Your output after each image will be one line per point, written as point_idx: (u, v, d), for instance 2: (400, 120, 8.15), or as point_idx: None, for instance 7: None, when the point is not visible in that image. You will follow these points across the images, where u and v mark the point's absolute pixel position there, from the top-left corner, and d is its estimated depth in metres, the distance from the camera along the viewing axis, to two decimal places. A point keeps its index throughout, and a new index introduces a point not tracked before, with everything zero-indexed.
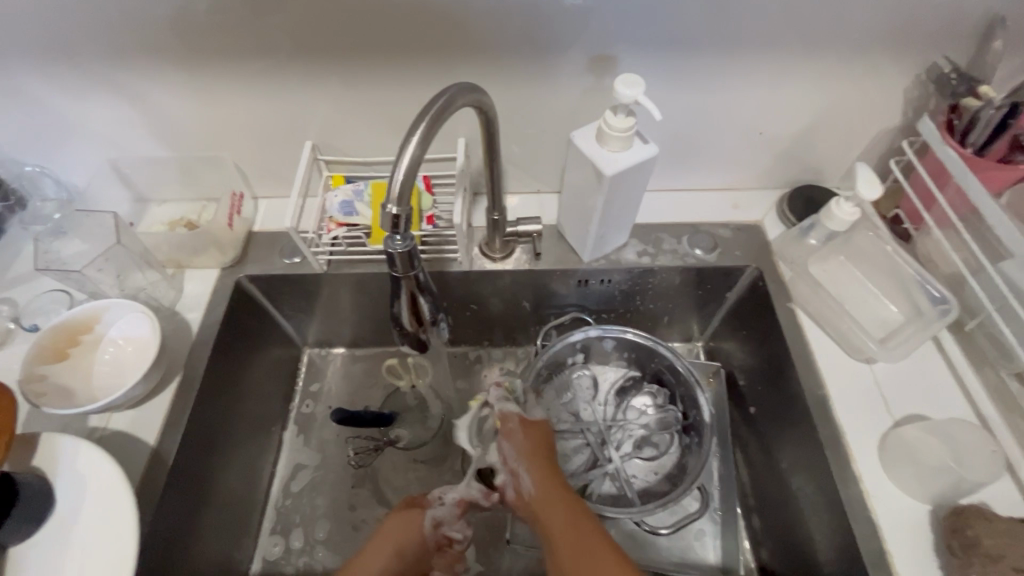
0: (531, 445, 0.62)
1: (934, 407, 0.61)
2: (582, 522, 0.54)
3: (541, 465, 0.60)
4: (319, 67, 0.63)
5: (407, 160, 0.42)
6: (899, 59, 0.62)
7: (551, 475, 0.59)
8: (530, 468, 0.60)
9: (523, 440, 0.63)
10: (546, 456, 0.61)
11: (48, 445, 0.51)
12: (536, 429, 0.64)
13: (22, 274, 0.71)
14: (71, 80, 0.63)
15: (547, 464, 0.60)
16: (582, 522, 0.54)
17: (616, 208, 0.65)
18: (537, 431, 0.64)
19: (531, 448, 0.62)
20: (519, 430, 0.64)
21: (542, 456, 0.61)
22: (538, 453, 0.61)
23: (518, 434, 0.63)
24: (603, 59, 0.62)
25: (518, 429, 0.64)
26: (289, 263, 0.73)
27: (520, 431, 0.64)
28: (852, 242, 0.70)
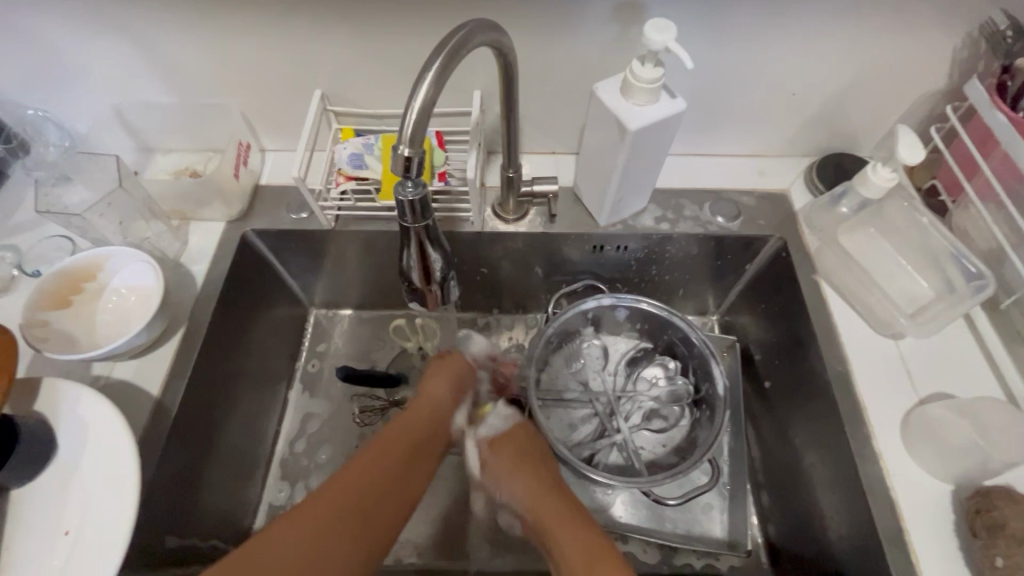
0: (507, 445, 0.59)
1: (962, 387, 0.58)
2: (564, 507, 0.54)
3: (521, 470, 0.57)
4: (329, 9, 0.59)
5: (420, 100, 0.40)
6: (950, 14, 0.58)
7: (533, 482, 0.57)
8: (517, 489, 0.56)
9: (498, 463, 0.58)
10: (528, 454, 0.59)
11: (49, 390, 0.50)
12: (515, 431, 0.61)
13: (25, 220, 0.70)
14: (69, 16, 0.60)
15: (529, 467, 0.57)
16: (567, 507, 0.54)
17: (637, 169, 0.62)
18: (516, 426, 0.61)
19: (511, 465, 0.58)
20: (498, 436, 0.60)
21: (525, 465, 0.58)
22: (521, 459, 0.58)
23: (494, 444, 0.60)
24: (631, 7, 0.58)
25: (491, 438, 0.61)
26: (296, 219, 0.71)
27: (497, 439, 0.60)
28: (882, 214, 0.67)
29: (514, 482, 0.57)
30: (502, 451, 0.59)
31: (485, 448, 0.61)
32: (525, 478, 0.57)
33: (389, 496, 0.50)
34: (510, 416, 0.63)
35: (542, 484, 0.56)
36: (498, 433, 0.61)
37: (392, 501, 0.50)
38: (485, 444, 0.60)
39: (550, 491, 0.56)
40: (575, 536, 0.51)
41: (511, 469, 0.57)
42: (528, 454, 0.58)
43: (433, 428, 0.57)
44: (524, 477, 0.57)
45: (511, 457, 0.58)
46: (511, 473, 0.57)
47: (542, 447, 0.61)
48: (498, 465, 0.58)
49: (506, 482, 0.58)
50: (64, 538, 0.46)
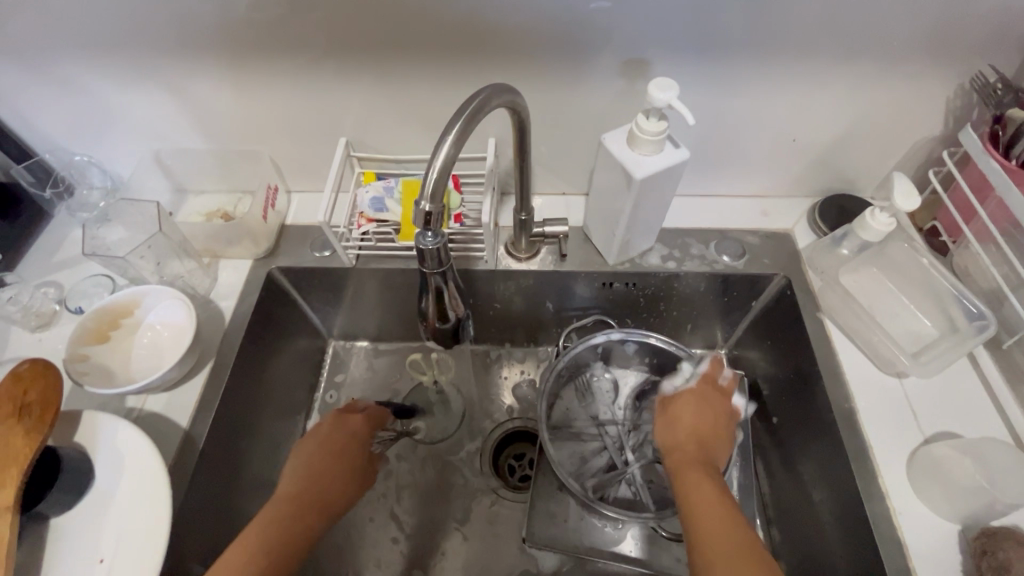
0: (698, 402, 0.59)
1: (968, 426, 0.59)
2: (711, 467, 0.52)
3: (691, 417, 0.58)
4: (357, 66, 0.64)
5: (441, 159, 0.43)
6: (941, 68, 0.61)
7: (689, 440, 0.56)
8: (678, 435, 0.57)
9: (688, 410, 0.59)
10: (707, 414, 0.58)
11: (89, 422, 0.53)
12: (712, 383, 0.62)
13: (67, 258, 0.74)
14: (121, 74, 0.66)
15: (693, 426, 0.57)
16: (710, 476, 0.51)
17: (645, 213, 0.65)
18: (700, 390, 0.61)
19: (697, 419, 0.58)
20: (683, 395, 0.61)
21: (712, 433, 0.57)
22: (707, 427, 0.57)
23: (675, 398, 0.61)
24: (637, 63, 0.62)
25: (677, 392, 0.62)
26: (320, 257, 0.75)
27: (679, 397, 0.61)
28: (884, 254, 0.69)
29: (673, 431, 0.58)
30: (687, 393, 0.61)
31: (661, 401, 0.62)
32: (683, 429, 0.57)
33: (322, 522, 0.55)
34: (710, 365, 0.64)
35: (695, 438, 0.56)
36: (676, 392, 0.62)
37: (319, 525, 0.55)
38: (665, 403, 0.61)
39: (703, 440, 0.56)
40: (712, 492, 0.49)
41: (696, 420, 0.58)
42: (711, 404, 0.59)
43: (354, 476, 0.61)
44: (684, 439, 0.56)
45: (698, 397, 0.60)
46: (680, 417, 0.59)
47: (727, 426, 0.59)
48: (670, 418, 0.59)
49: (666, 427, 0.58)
50: (99, 565, 0.48)
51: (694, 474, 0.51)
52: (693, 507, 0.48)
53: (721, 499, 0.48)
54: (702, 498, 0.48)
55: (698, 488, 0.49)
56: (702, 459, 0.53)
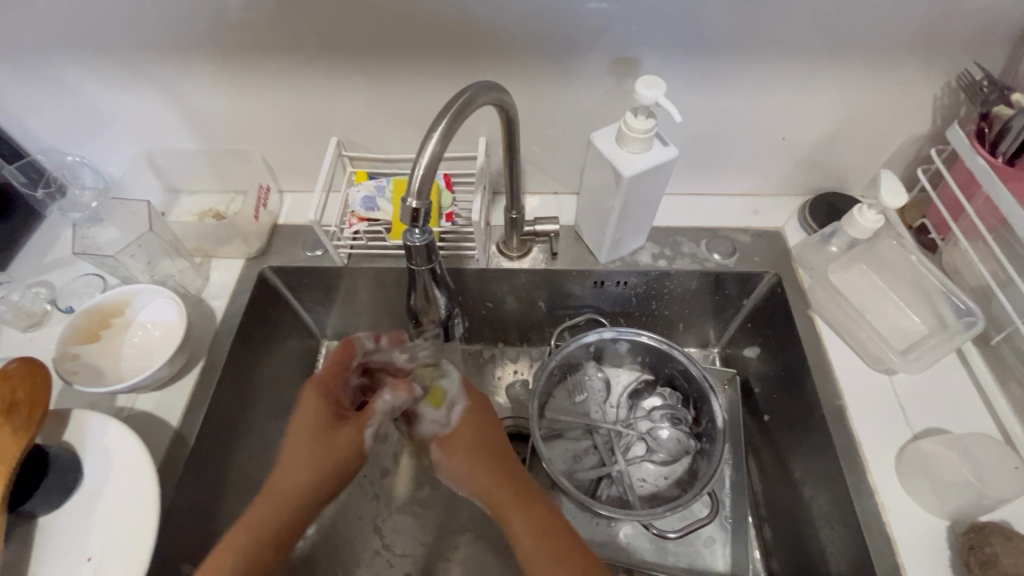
0: (470, 429, 0.60)
1: (957, 422, 0.59)
2: (527, 500, 0.54)
3: (463, 460, 0.58)
4: (347, 65, 0.65)
5: (427, 155, 0.43)
6: (927, 66, 0.61)
7: (481, 476, 0.57)
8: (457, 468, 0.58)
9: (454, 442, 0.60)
10: (482, 449, 0.58)
11: (78, 421, 0.53)
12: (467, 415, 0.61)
13: (59, 258, 0.75)
14: (111, 75, 0.66)
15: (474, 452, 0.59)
16: (522, 510, 0.53)
17: (634, 211, 0.65)
18: (473, 418, 0.61)
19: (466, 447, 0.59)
20: (460, 432, 0.60)
21: (479, 453, 0.58)
22: (476, 446, 0.59)
23: (451, 444, 0.59)
24: (626, 62, 0.62)
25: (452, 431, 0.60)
26: (312, 256, 0.75)
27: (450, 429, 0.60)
28: (873, 251, 0.69)
29: (462, 468, 0.58)
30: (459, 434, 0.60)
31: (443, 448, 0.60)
32: (471, 467, 0.57)
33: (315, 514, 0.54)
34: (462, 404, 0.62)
35: (493, 473, 0.56)
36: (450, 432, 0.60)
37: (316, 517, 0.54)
38: (441, 450, 0.60)
39: (497, 476, 0.56)
40: (528, 524, 0.52)
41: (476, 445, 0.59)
42: (480, 442, 0.59)
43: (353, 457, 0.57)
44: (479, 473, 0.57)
45: (461, 442, 0.59)
46: (461, 464, 0.58)
47: (500, 441, 0.60)
48: (458, 462, 0.58)
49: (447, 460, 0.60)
50: (87, 564, 0.48)
51: (504, 512, 0.54)
52: (523, 541, 0.51)
53: (542, 530, 0.51)
54: (524, 532, 0.52)
55: (519, 527, 0.52)
56: (506, 495, 0.55)
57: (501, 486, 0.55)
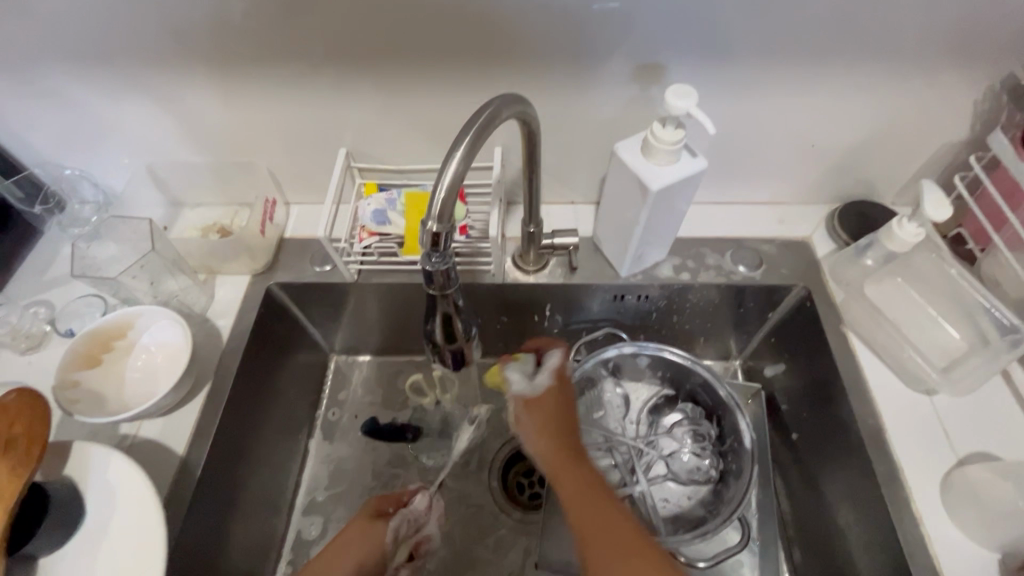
0: (555, 397, 0.57)
1: (1005, 447, 0.56)
2: (583, 467, 0.54)
3: (550, 409, 0.57)
4: (357, 72, 0.62)
5: (449, 175, 0.40)
6: (969, 69, 0.58)
7: (551, 421, 0.56)
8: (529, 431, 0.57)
9: (535, 414, 0.57)
10: (550, 413, 0.57)
11: (80, 454, 0.51)
12: (562, 378, 0.59)
13: (58, 276, 0.72)
14: (110, 86, 0.63)
15: (556, 429, 0.56)
16: (583, 477, 0.53)
17: (659, 223, 0.62)
18: (558, 391, 0.58)
19: (548, 412, 0.57)
20: (542, 397, 0.57)
21: (563, 421, 0.57)
22: (561, 421, 0.56)
23: (538, 398, 0.57)
24: (650, 69, 0.59)
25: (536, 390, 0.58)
26: (320, 272, 0.72)
27: (539, 397, 0.57)
28: (909, 263, 0.66)
29: (548, 445, 0.55)
30: (549, 389, 0.58)
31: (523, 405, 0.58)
32: (557, 442, 0.55)
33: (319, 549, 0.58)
34: (553, 376, 0.59)
35: (564, 442, 0.55)
36: (534, 393, 0.58)
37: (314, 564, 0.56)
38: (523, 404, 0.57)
39: (574, 461, 0.54)
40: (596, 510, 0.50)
41: (551, 416, 0.56)
42: (552, 412, 0.57)
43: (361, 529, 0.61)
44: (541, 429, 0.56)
45: (534, 397, 0.58)
46: (536, 426, 0.56)
47: (567, 406, 0.58)
48: (530, 423, 0.57)
49: (530, 428, 0.57)
50: None
51: (562, 472, 0.53)
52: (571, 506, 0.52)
53: (591, 487, 0.52)
54: (573, 495, 0.52)
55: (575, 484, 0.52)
56: (569, 453, 0.55)
57: (558, 450, 0.55)
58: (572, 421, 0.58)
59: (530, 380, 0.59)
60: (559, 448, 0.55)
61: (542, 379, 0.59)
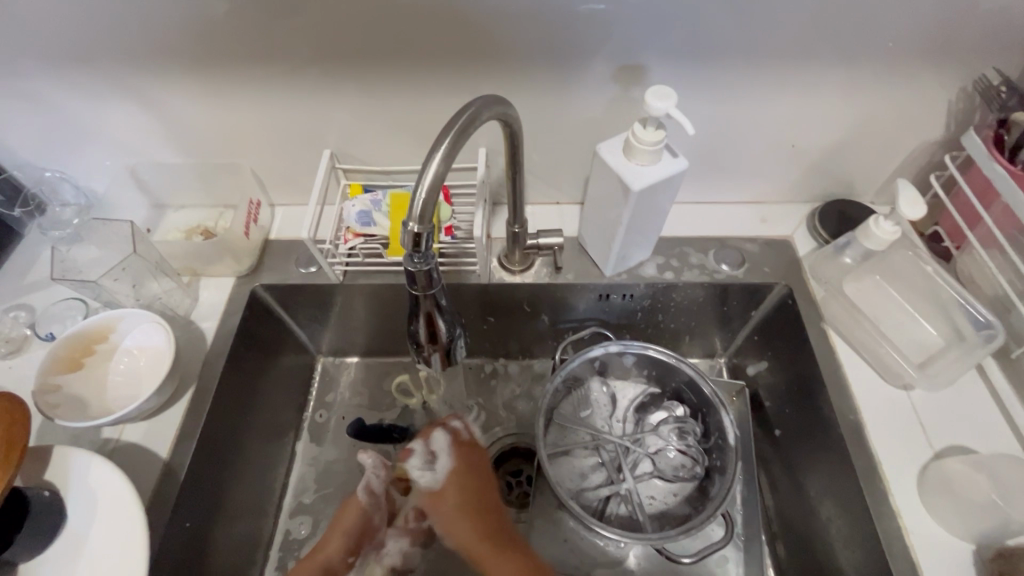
0: (457, 483, 0.64)
1: (981, 440, 0.58)
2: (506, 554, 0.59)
3: (450, 510, 0.63)
4: (340, 73, 0.62)
5: (430, 176, 0.41)
6: (942, 70, 0.59)
7: (473, 531, 0.62)
8: (452, 534, 0.63)
9: (444, 495, 0.64)
10: (467, 487, 0.64)
11: (61, 459, 0.50)
12: (469, 465, 0.66)
13: (39, 280, 0.71)
14: (90, 87, 0.63)
15: (466, 514, 0.63)
16: (501, 556, 0.59)
17: (642, 223, 0.63)
18: (461, 469, 0.66)
19: (457, 473, 0.65)
20: (446, 484, 0.65)
21: (469, 513, 0.63)
22: (470, 505, 0.63)
23: (440, 491, 0.65)
24: (631, 70, 0.60)
25: (439, 483, 0.65)
26: (305, 273, 0.72)
27: (443, 484, 0.65)
28: (887, 262, 0.68)
29: (452, 489, 0.64)
30: (462, 457, 0.67)
31: (430, 500, 0.65)
32: (459, 499, 0.63)
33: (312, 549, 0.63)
34: (452, 454, 0.67)
35: (481, 535, 0.61)
36: (439, 484, 0.65)
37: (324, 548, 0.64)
38: (432, 498, 0.65)
39: (479, 516, 0.62)
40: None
41: (462, 480, 0.65)
42: (471, 473, 0.66)
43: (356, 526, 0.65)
44: (463, 528, 0.62)
45: (455, 472, 0.65)
46: (448, 511, 0.63)
47: (490, 482, 0.66)
48: (444, 509, 0.64)
49: (445, 528, 0.63)
50: None
51: (489, 564, 0.59)
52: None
53: (526, 569, 0.57)
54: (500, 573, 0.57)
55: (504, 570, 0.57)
56: (489, 544, 0.60)
57: (487, 536, 0.61)
58: (489, 506, 0.63)
59: (433, 470, 0.66)
60: (468, 524, 0.62)
61: (444, 464, 0.66)
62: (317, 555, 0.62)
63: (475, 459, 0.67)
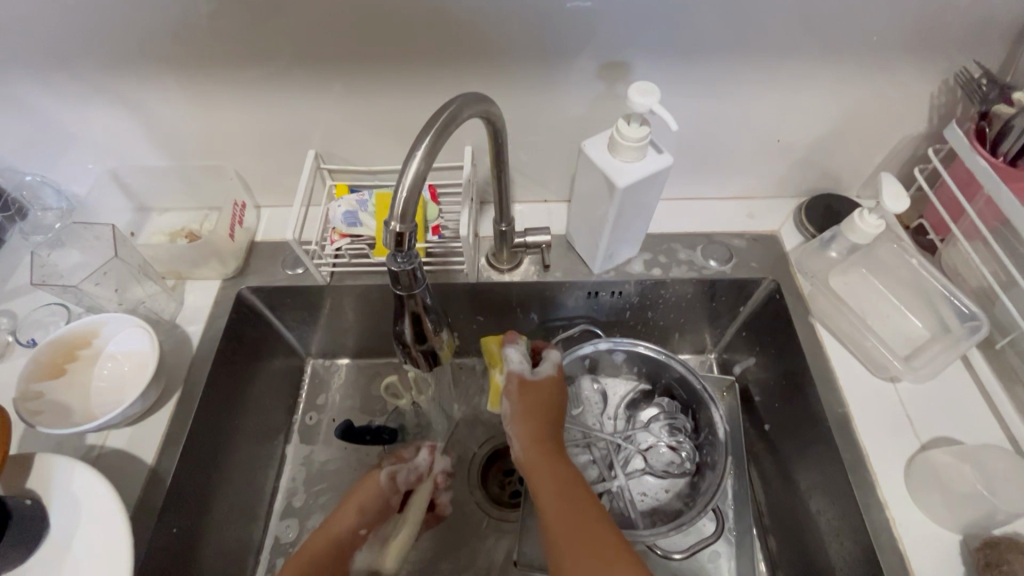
0: (543, 391, 0.62)
1: (967, 431, 0.58)
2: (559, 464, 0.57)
3: (530, 407, 0.61)
4: (323, 73, 0.61)
5: (410, 175, 0.40)
6: (924, 64, 0.60)
7: (540, 431, 0.59)
8: (522, 427, 0.60)
9: (523, 400, 0.62)
10: (545, 406, 0.61)
11: (42, 467, 0.49)
12: (559, 377, 0.64)
13: (19, 286, 0.70)
14: (69, 90, 0.62)
15: (540, 420, 0.60)
16: (553, 467, 0.56)
17: (628, 219, 0.63)
18: (553, 381, 0.63)
19: (548, 386, 0.63)
20: (533, 384, 0.63)
21: (542, 416, 0.60)
22: (541, 411, 0.61)
23: (532, 385, 0.63)
24: (616, 66, 0.60)
25: (530, 380, 0.63)
26: (292, 275, 0.71)
27: (531, 385, 0.63)
28: (872, 255, 0.68)
29: (523, 409, 0.61)
30: (551, 376, 0.64)
31: (516, 386, 0.63)
32: (536, 419, 0.60)
33: (326, 529, 0.61)
34: (555, 369, 0.65)
35: (546, 443, 0.58)
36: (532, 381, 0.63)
37: (319, 538, 0.60)
38: (518, 387, 0.62)
39: (552, 439, 0.59)
40: (574, 518, 0.52)
41: (541, 399, 0.61)
42: (554, 387, 0.63)
43: (375, 511, 0.64)
44: (531, 426, 0.59)
45: (543, 384, 0.63)
46: (523, 413, 0.61)
47: (560, 400, 0.63)
48: (519, 406, 0.61)
49: (515, 423, 0.61)
50: None
51: (538, 465, 0.57)
52: (546, 500, 0.54)
53: (565, 487, 0.54)
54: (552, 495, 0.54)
55: (547, 478, 0.55)
56: (547, 448, 0.58)
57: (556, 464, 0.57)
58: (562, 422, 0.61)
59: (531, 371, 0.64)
60: (535, 429, 0.59)
61: (545, 371, 0.64)
62: (330, 527, 0.61)
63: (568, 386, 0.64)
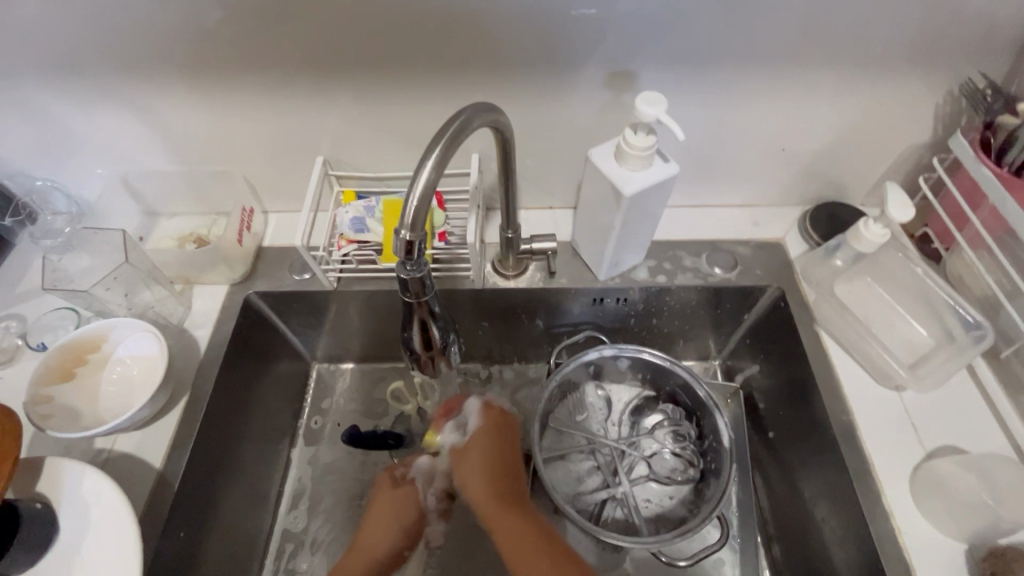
0: (481, 444, 0.65)
1: (972, 440, 0.58)
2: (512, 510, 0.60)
3: (475, 463, 0.64)
4: (332, 80, 0.62)
5: (421, 185, 0.41)
6: (928, 75, 0.60)
7: (490, 483, 0.62)
8: (473, 487, 0.63)
9: (474, 449, 0.65)
10: (491, 454, 0.65)
11: (52, 470, 0.50)
12: (493, 421, 0.68)
13: (30, 290, 0.71)
14: (82, 96, 0.63)
15: (486, 472, 0.63)
16: (512, 517, 0.59)
17: (634, 226, 0.63)
18: (487, 431, 0.67)
19: (484, 434, 0.66)
20: (472, 439, 0.66)
21: (494, 465, 0.64)
22: (492, 464, 0.64)
23: (465, 448, 0.66)
24: (622, 75, 0.60)
25: (466, 443, 0.66)
26: (299, 280, 0.72)
27: (470, 442, 0.66)
28: (877, 263, 0.68)
29: (474, 463, 0.64)
30: (486, 423, 0.67)
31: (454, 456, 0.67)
32: (485, 473, 0.63)
33: (361, 548, 0.63)
34: (480, 417, 0.68)
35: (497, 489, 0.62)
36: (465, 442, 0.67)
37: (355, 559, 0.62)
38: (458, 458, 0.66)
39: (502, 484, 0.62)
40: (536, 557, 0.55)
41: (488, 448, 0.65)
42: (500, 438, 0.67)
43: (406, 524, 0.65)
44: (481, 482, 0.63)
45: (484, 432, 0.67)
46: (469, 470, 0.64)
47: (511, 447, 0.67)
48: (469, 461, 0.64)
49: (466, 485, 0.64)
50: None
51: (493, 516, 0.60)
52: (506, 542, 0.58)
53: (521, 530, 0.58)
54: (512, 541, 0.57)
55: (504, 528, 0.58)
56: (499, 497, 0.61)
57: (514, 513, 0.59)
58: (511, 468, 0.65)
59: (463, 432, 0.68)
60: (486, 481, 0.62)
61: (473, 425, 0.68)
62: (365, 547, 0.63)
63: (502, 429, 0.68)
